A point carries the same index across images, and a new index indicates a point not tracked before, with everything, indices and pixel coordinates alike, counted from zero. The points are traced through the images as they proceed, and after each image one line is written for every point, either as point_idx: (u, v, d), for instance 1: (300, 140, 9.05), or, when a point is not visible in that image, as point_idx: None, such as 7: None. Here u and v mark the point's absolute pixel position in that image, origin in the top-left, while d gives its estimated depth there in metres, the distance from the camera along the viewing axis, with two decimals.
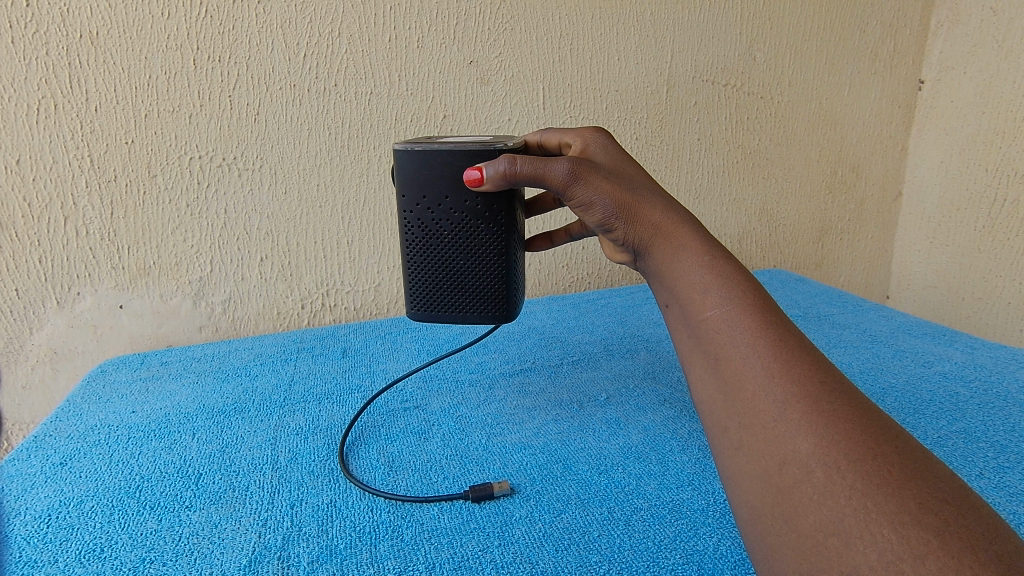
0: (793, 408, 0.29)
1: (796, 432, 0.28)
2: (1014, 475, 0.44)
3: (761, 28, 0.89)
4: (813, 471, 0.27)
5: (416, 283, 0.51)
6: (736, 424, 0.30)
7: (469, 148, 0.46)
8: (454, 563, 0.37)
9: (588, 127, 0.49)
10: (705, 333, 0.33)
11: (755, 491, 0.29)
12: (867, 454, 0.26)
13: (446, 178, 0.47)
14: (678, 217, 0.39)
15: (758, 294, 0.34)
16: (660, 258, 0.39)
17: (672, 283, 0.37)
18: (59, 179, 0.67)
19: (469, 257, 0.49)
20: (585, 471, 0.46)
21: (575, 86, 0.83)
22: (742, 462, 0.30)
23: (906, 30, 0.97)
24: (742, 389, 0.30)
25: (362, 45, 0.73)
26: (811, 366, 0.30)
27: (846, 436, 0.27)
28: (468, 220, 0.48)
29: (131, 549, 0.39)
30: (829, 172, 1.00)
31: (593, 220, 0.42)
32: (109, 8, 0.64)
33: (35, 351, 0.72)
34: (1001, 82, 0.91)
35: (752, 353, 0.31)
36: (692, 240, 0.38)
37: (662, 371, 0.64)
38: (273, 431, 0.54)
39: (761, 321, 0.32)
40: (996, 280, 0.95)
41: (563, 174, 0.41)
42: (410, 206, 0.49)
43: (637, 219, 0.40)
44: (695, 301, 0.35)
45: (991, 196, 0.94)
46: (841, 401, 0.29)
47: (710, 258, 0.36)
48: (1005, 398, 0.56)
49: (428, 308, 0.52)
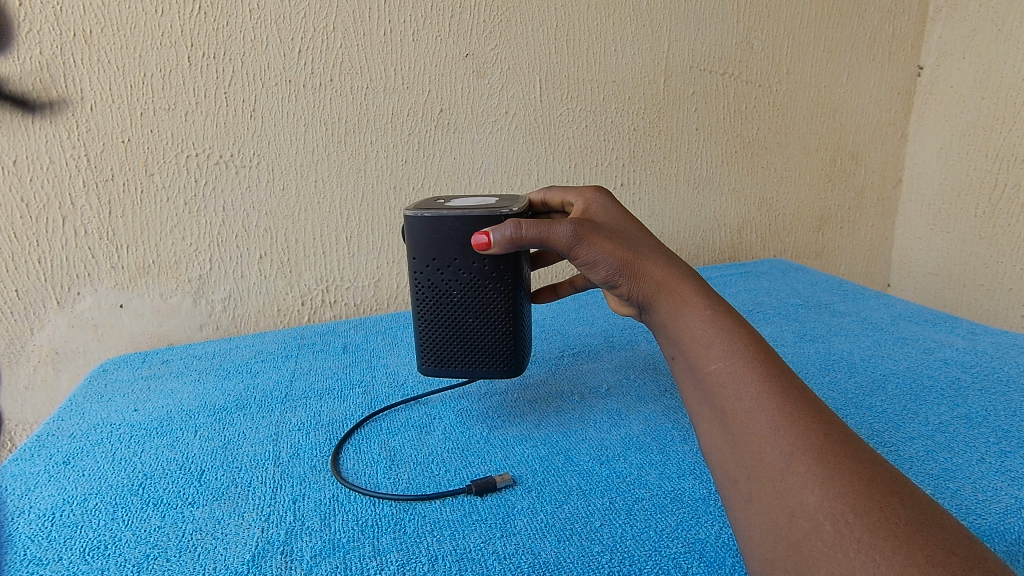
0: (799, 460, 0.29)
1: (802, 485, 0.28)
2: (1015, 459, 0.44)
3: (758, 16, 0.89)
4: (822, 525, 0.27)
5: (425, 340, 0.51)
6: (744, 477, 0.30)
7: (474, 214, 0.46)
8: (457, 555, 0.37)
9: (588, 187, 0.50)
10: (709, 385, 0.34)
11: (768, 544, 0.29)
12: (873, 506, 0.27)
13: (455, 243, 0.47)
14: (679, 273, 0.40)
15: (759, 346, 0.34)
16: (662, 315, 0.39)
17: (676, 336, 0.37)
18: (57, 178, 0.67)
19: (478, 316, 0.49)
20: (586, 462, 0.46)
21: (572, 77, 0.82)
22: (753, 513, 0.30)
23: (904, 16, 0.96)
24: (748, 441, 0.31)
25: (356, 39, 0.73)
26: (814, 418, 0.31)
27: (853, 488, 0.28)
28: (476, 280, 0.48)
29: (135, 546, 0.39)
30: (829, 160, 0.99)
31: (598, 277, 0.42)
32: (103, 6, 0.64)
33: (37, 351, 0.72)
34: (1001, 67, 0.90)
35: (756, 406, 0.31)
36: (692, 294, 0.38)
37: (662, 361, 0.64)
38: (275, 427, 0.54)
39: (762, 373, 0.33)
40: (997, 265, 0.95)
41: (567, 237, 0.41)
42: (420, 270, 0.48)
43: (639, 275, 0.40)
44: (699, 354, 0.35)
45: (991, 182, 0.93)
46: (847, 453, 0.29)
47: (711, 310, 0.37)
48: (1006, 383, 0.55)
49: (437, 363, 0.51)
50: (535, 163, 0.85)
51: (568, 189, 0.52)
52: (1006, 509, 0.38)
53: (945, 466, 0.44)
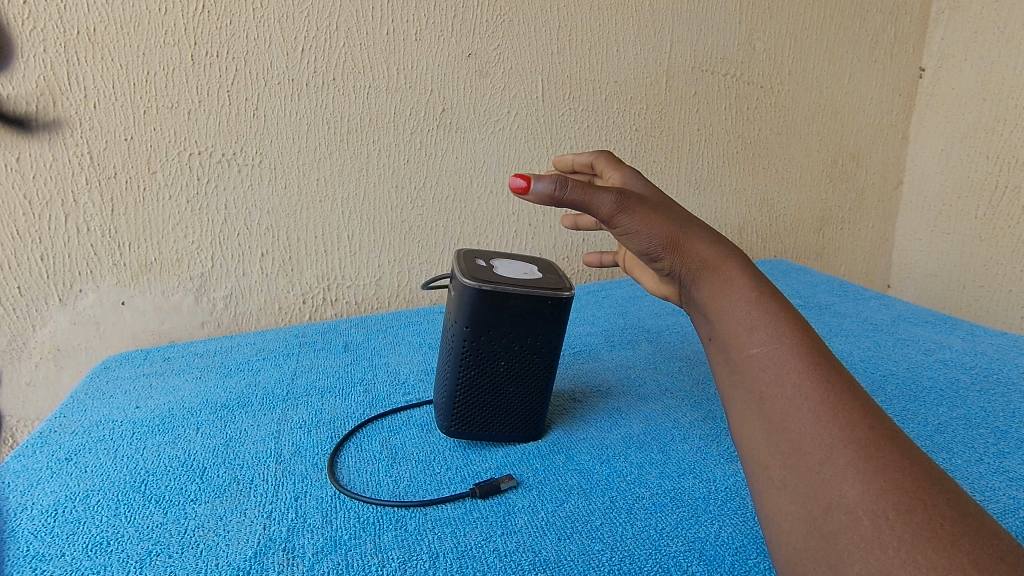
0: (840, 452, 0.28)
1: (843, 478, 0.27)
2: (1013, 460, 0.44)
3: (760, 18, 0.89)
4: (861, 521, 0.26)
5: (454, 404, 0.48)
6: (777, 465, 0.29)
7: (535, 293, 0.45)
8: (458, 552, 0.37)
9: (625, 166, 0.47)
10: (747, 369, 0.32)
11: (800, 534, 0.28)
12: (916, 505, 0.26)
13: (512, 319, 0.45)
14: (725, 251, 0.37)
15: (804, 332, 0.32)
16: (706, 293, 0.36)
17: (717, 317, 0.35)
18: (59, 176, 0.67)
19: (519, 387, 0.47)
20: (587, 461, 0.47)
21: (574, 77, 0.83)
22: (785, 502, 0.29)
23: (906, 18, 0.96)
24: (787, 428, 0.29)
25: (359, 39, 0.73)
26: (860, 411, 0.29)
27: (896, 485, 0.26)
28: (525, 355, 0.46)
29: (137, 542, 0.39)
30: (830, 161, 1.00)
31: (636, 248, 0.38)
32: (107, 4, 0.64)
33: (39, 348, 0.72)
34: (1003, 69, 0.91)
35: (799, 394, 0.30)
36: (738, 274, 0.35)
37: (663, 361, 0.64)
38: (277, 424, 0.54)
39: (808, 361, 0.31)
40: (997, 267, 0.95)
41: (611, 205, 0.36)
42: (469, 336, 0.45)
43: (683, 252, 0.37)
44: (739, 336, 0.33)
45: (992, 183, 0.94)
46: (892, 449, 0.28)
47: (757, 293, 0.34)
48: (1005, 384, 0.56)
49: (463, 425, 0.49)
50: (537, 163, 0.85)
51: (609, 159, 0.49)
52: (1004, 509, 0.39)
53: (944, 467, 0.44)
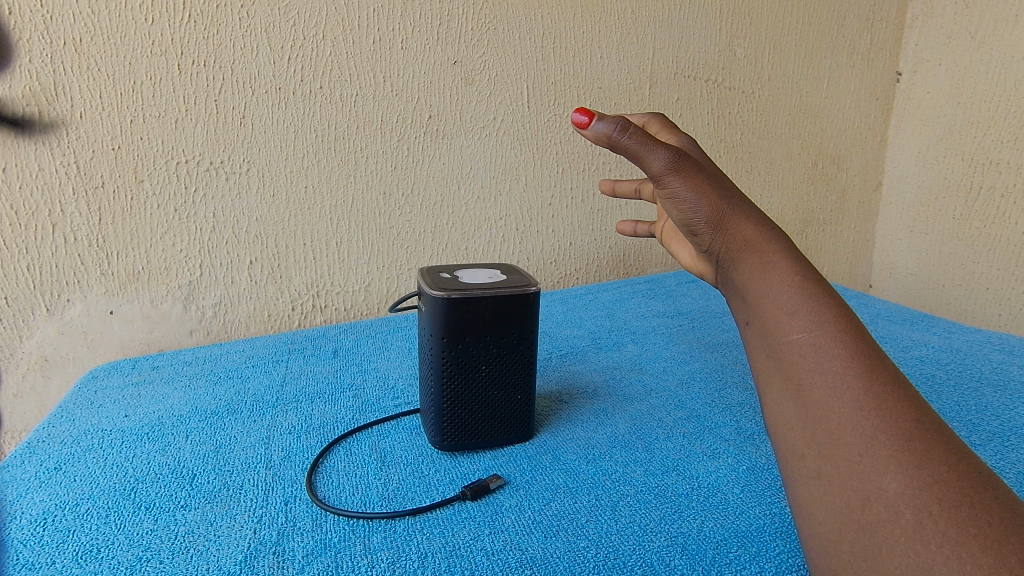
0: (881, 444, 0.28)
1: (883, 470, 0.27)
2: (987, 451, 0.46)
3: (741, 24, 0.91)
4: (901, 513, 0.26)
5: (445, 418, 0.48)
6: (814, 454, 0.30)
7: (501, 293, 0.46)
8: (446, 551, 0.38)
9: (684, 137, 0.46)
10: (786, 356, 0.33)
11: (833, 525, 0.29)
12: (963, 500, 0.25)
13: (486, 322, 0.46)
14: (771, 234, 0.37)
15: (848, 320, 0.33)
16: (745, 273, 0.36)
17: (756, 299, 0.35)
18: (46, 186, 0.67)
19: (505, 390, 0.48)
20: (573, 460, 0.48)
21: (559, 84, 0.84)
22: (821, 493, 0.29)
23: (882, 23, 0.99)
24: (825, 417, 0.30)
25: (345, 48, 0.74)
26: (905, 402, 0.29)
27: (940, 481, 0.26)
28: (506, 355, 0.47)
29: (127, 549, 0.40)
30: (811, 164, 1.02)
31: (679, 214, 0.39)
32: (93, 15, 0.65)
33: (26, 359, 0.71)
34: (975, 73, 0.93)
35: (840, 383, 0.30)
36: (783, 258, 0.36)
37: (649, 362, 0.65)
38: (267, 430, 0.54)
39: (851, 351, 0.31)
40: (974, 266, 0.97)
41: (663, 164, 0.37)
42: (447, 348, 0.46)
43: (728, 229, 0.37)
44: (779, 321, 0.34)
45: (967, 185, 0.96)
46: (937, 442, 0.28)
47: (801, 276, 0.34)
48: (980, 379, 0.57)
49: (457, 438, 0.49)
50: (523, 168, 0.86)
51: (662, 123, 0.48)
52: None
53: None
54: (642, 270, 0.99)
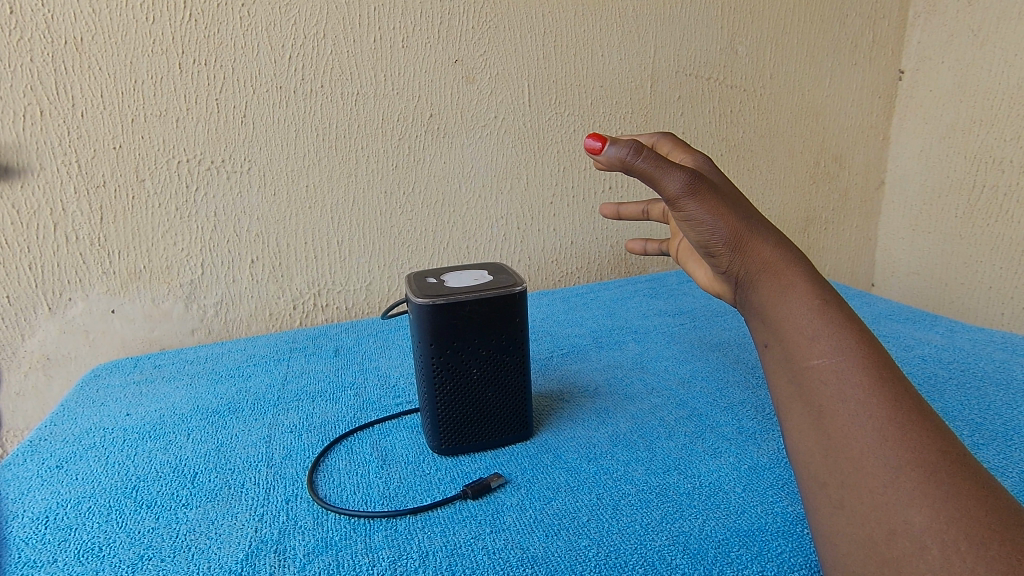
0: (907, 476, 0.28)
1: (909, 503, 0.28)
2: (990, 451, 0.45)
3: (742, 22, 0.90)
4: (928, 547, 0.26)
5: (441, 422, 0.48)
6: (836, 482, 0.30)
7: (489, 296, 0.46)
8: (448, 550, 0.38)
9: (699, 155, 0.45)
10: (808, 382, 0.32)
11: (857, 556, 0.28)
12: (991, 536, 0.26)
13: (473, 325, 0.46)
14: (790, 257, 0.36)
15: (869, 347, 0.33)
16: (764, 296, 0.36)
17: (775, 323, 0.35)
18: (48, 185, 0.67)
19: (498, 392, 0.48)
20: (574, 459, 0.47)
21: (560, 82, 0.84)
22: (843, 523, 0.29)
23: (884, 21, 0.99)
24: (847, 445, 0.30)
25: (346, 46, 0.74)
26: (929, 434, 0.29)
27: (968, 515, 0.26)
28: (496, 357, 0.48)
29: (128, 547, 0.40)
30: (812, 163, 1.01)
31: (694, 237, 0.37)
32: (94, 14, 0.65)
33: (28, 357, 0.72)
34: (978, 71, 0.92)
35: (863, 411, 0.30)
36: (802, 283, 0.35)
37: (651, 361, 0.65)
38: (268, 429, 0.54)
39: (875, 378, 0.31)
40: (977, 264, 0.97)
41: (678, 188, 0.36)
42: (435, 354, 0.46)
43: (746, 251, 0.36)
44: (799, 346, 0.33)
45: (970, 183, 0.96)
46: (963, 475, 0.28)
47: (822, 301, 0.34)
48: (983, 378, 0.57)
49: (456, 440, 0.48)
50: (524, 167, 0.86)
51: (674, 143, 0.47)
52: None
53: None
54: (643, 269, 0.99)
